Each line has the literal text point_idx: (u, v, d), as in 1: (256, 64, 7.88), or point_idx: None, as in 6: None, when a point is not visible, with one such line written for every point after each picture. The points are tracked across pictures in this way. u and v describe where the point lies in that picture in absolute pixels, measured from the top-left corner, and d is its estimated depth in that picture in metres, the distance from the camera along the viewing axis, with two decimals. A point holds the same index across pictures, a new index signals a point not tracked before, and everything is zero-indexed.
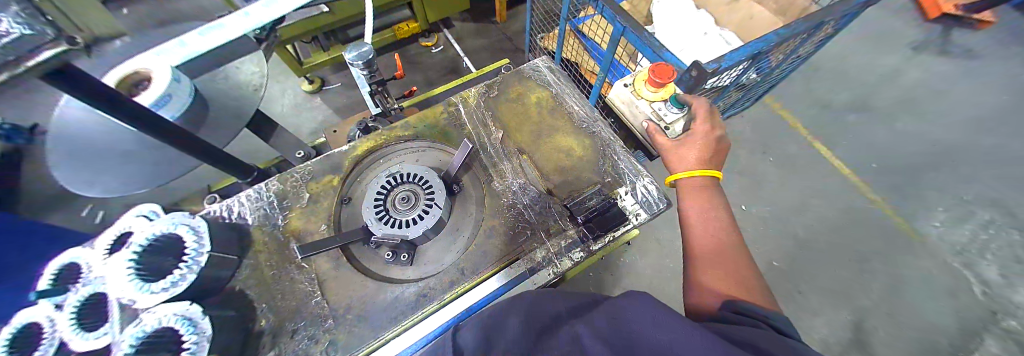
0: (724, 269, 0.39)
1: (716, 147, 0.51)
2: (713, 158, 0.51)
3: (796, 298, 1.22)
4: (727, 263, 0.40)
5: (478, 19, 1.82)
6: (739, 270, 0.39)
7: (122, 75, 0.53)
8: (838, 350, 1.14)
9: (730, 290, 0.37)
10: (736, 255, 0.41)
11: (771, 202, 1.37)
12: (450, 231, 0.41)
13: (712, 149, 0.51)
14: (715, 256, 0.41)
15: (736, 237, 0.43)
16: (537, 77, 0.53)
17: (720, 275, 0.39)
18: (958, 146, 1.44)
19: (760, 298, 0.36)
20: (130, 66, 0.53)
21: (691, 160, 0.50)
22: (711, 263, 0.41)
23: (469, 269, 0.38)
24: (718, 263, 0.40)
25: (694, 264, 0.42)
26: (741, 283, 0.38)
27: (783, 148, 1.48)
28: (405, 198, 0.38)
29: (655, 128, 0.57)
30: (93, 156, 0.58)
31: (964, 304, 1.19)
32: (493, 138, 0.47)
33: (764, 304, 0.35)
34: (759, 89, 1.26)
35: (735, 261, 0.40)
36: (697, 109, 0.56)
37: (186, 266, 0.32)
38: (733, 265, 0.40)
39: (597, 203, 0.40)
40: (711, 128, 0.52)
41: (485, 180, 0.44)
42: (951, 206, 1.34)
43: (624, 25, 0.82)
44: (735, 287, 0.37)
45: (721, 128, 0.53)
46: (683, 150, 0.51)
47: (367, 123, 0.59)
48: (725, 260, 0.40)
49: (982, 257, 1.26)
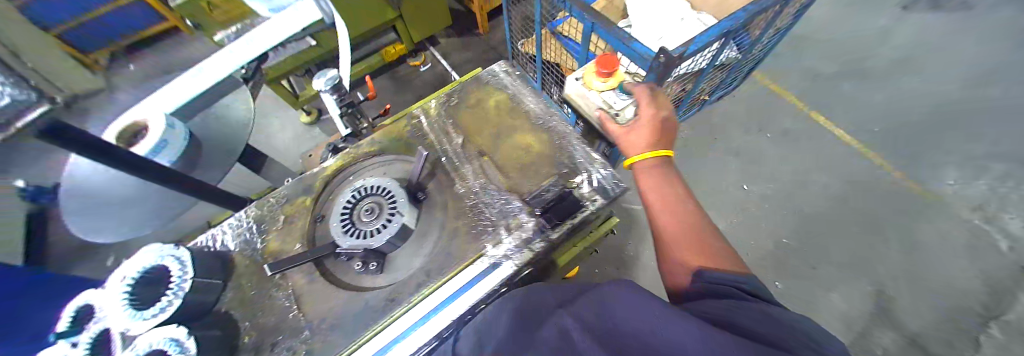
0: (687, 241, 0.40)
1: (663, 129, 0.54)
2: (662, 139, 0.53)
3: (809, 274, 1.17)
4: (690, 235, 0.41)
5: (462, 33, 1.87)
6: (700, 238, 0.40)
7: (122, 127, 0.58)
8: (861, 324, 1.09)
9: (697, 259, 0.38)
10: (694, 222, 0.42)
11: (772, 178, 1.34)
12: (419, 235, 0.42)
13: (660, 131, 0.54)
14: (678, 230, 0.42)
15: (692, 203, 0.45)
16: (494, 82, 0.55)
17: (687, 248, 0.40)
18: (961, 100, 1.40)
19: (726, 261, 0.37)
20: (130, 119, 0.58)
21: (642, 144, 0.52)
22: (674, 239, 0.41)
23: (434, 271, 0.40)
24: (682, 237, 0.41)
25: (661, 244, 0.44)
26: (707, 253, 0.38)
27: (778, 124, 1.45)
28: (371, 210, 0.40)
29: (606, 117, 0.56)
30: (99, 206, 0.63)
31: (990, 261, 1.13)
32: (455, 144, 0.48)
33: (731, 268, 0.36)
34: (745, 64, 1.25)
35: (698, 232, 0.41)
36: (640, 94, 0.57)
37: (172, 293, 0.34)
38: (697, 235, 0.41)
39: (554, 194, 0.43)
40: (658, 111, 0.54)
41: (448, 184, 0.45)
42: (962, 161, 1.28)
43: (592, 22, 0.85)
44: (700, 258, 0.38)
45: (665, 108, 0.56)
46: (634, 135, 0.52)
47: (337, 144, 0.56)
48: (688, 232, 0.41)
49: (1005, 211, 1.19)
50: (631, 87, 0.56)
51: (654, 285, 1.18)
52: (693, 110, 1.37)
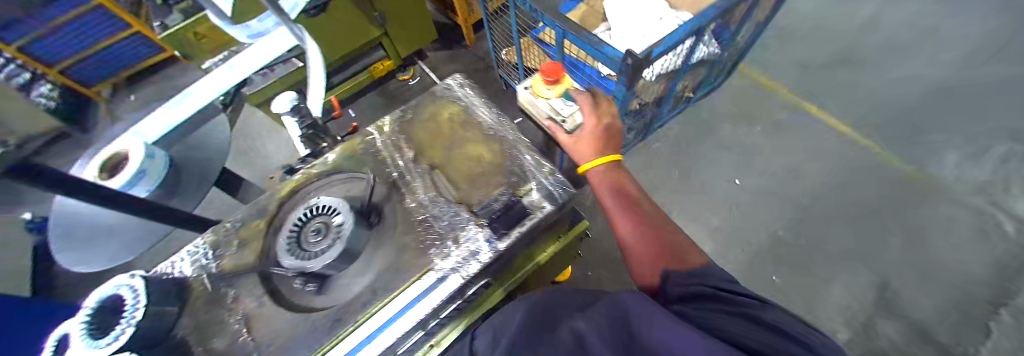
0: (649, 243, 0.41)
1: (606, 135, 0.56)
2: (608, 145, 0.56)
3: (809, 267, 1.12)
4: (651, 235, 0.42)
5: (449, 44, 1.81)
6: (659, 236, 0.42)
7: (104, 156, 0.60)
8: (863, 317, 1.05)
9: (663, 260, 0.39)
10: (653, 221, 0.44)
11: (765, 171, 1.27)
12: (368, 253, 0.42)
13: (604, 138, 0.56)
14: (638, 232, 0.43)
15: (648, 205, 0.48)
16: (448, 95, 0.55)
17: (654, 251, 0.40)
18: (958, 80, 1.35)
19: (687, 257, 0.38)
20: (110, 149, 0.60)
21: (589, 152, 0.56)
22: (637, 242, 0.42)
23: (381, 288, 0.40)
24: (644, 238, 0.42)
25: (626, 249, 0.44)
26: (668, 254, 0.39)
27: (769, 114, 1.37)
28: (317, 230, 0.40)
29: (556, 127, 0.62)
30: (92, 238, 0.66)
31: (997, 245, 1.08)
32: (407, 158, 0.49)
33: (692, 263, 0.37)
34: (729, 58, 1.21)
35: (656, 229, 0.43)
36: (584, 102, 0.60)
37: (126, 320, 0.34)
38: (658, 234, 0.42)
39: (501, 204, 0.43)
40: (598, 121, 0.57)
41: (399, 199, 0.46)
42: (962, 142, 1.23)
43: (564, 29, 0.84)
44: (663, 261, 0.39)
45: (609, 115, 0.58)
46: (580, 145, 0.57)
47: (293, 164, 0.53)
48: (648, 232, 0.42)
49: (1012, 191, 1.14)
50: (575, 95, 0.61)
51: None
52: (680, 107, 1.33)
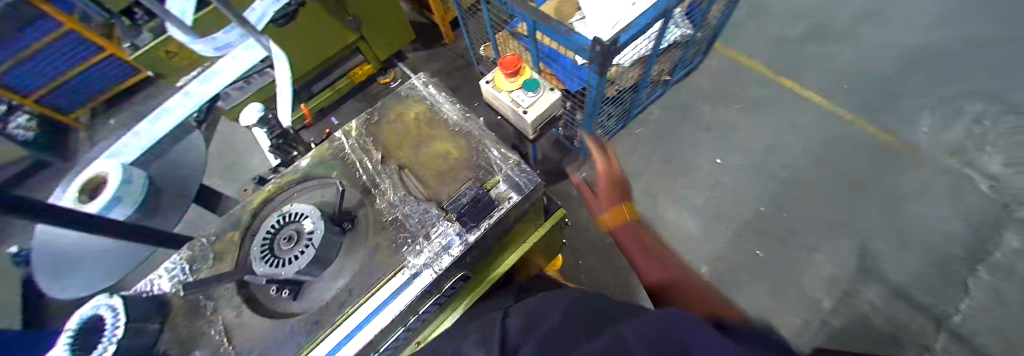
0: (684, 290, 0.40)
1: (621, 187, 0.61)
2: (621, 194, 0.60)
3: (791, 239, 1.15)
4: (684, 281, 0.42)
5: (429, 45, 1.80)
6: (693, 284, 0.42)
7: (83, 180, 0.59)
8: (846, 282, 1.08)
9: (698, 302, 0.37)
10: (681, 268, 0.45)
11: (744, 149, 1.29)
12: (343, 257, 0.43)
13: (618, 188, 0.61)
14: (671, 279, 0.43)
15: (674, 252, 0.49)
16: (414, 95, 0.56)
17: (688, 293, 0.39)
18: (926, 47, 1.37)
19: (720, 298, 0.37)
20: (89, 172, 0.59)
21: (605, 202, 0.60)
22: (674, 290, 0.41)
23: (357, 288, 0.41)
24: (676, 287, 0.41)
25: (659, 297, 0.43)
26: (703, 296, 0.38)
27: (745, 93, 1.39)
28: (289, 238, 0.40)
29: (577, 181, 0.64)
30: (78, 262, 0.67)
31: (971, 204, 1.12)
32: (375, 160, 0.49)
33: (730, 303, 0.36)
34: (701, 41, 1.24)
35: (688, 277, 0.43)
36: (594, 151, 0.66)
37: (107, 340, 0.35)
38: (691, 280, 0.42)
39: (469, 198, 0.43)
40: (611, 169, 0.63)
41: (370, 201, 0.46)
42: (932, 106, 1.26)
43: (534, 20, 0.81)
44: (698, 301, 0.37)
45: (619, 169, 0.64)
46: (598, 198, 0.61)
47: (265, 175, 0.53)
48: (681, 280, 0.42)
49: (981, 151, 1.18)
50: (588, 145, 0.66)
51: None
52: (658, 92, 1.35)
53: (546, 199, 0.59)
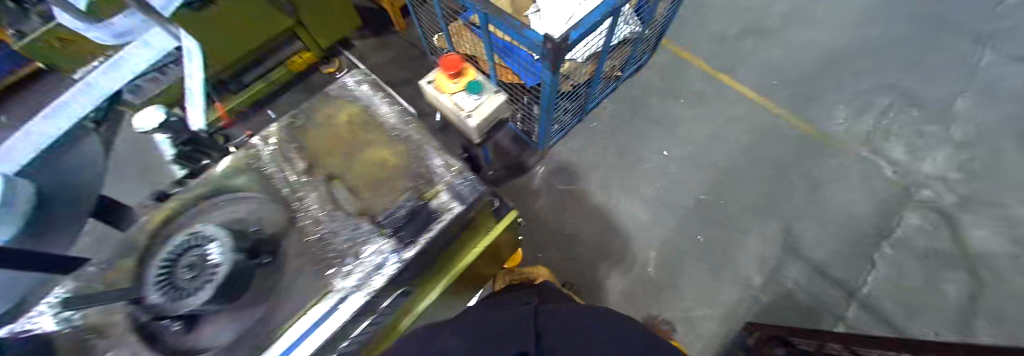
0: None
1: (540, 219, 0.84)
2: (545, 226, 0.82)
3: (729, 225, 1.24)
4: None
5: (379, 32, 1.68)
6: None
7: None
8: (775, 262, 1.19)
9: None
10: None
11: (689, 141, 1.35)
12: (255, 288, 0.37)
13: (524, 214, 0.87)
14: None
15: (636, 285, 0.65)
16: (345, 95, 0.51)
17: None
18: (847, 44, 1.48)
19: None
20: None
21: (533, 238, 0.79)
22: None
23: (273, 317, 0.36)
24: None
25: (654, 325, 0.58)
26: None
27: (691, 86, 1.43)
28: (188, 266, 0.33)
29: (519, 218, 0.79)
30: None
31: (875, 188, 1.26)
32: (298, 170, 0.44)
33: None
34: (650, 37, 1.24)
35: None
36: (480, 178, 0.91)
37: None
38: None
39: (408, 211, 0.42)
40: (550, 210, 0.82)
41: (292, 218, 0.42)
42: (850, 100, 1.39)
43: (486, 13, 0.77)
44: None
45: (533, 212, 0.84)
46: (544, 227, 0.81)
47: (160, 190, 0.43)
48: None
49: (889, 140, 1.32)
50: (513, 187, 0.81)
51: (595, 258, 1.22)
52: (611, 87, 1.36)
53: (495, 203, 0.55)
